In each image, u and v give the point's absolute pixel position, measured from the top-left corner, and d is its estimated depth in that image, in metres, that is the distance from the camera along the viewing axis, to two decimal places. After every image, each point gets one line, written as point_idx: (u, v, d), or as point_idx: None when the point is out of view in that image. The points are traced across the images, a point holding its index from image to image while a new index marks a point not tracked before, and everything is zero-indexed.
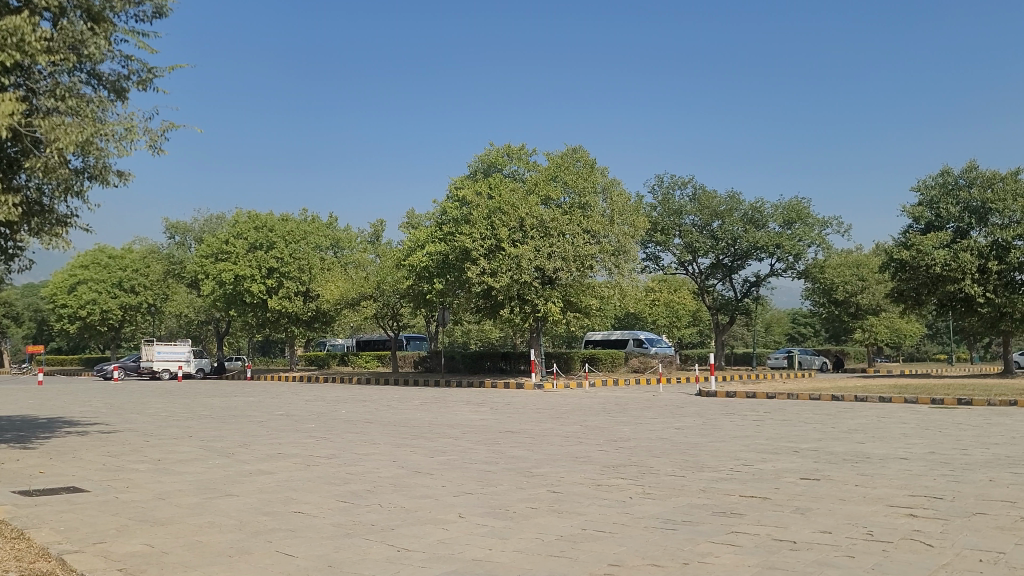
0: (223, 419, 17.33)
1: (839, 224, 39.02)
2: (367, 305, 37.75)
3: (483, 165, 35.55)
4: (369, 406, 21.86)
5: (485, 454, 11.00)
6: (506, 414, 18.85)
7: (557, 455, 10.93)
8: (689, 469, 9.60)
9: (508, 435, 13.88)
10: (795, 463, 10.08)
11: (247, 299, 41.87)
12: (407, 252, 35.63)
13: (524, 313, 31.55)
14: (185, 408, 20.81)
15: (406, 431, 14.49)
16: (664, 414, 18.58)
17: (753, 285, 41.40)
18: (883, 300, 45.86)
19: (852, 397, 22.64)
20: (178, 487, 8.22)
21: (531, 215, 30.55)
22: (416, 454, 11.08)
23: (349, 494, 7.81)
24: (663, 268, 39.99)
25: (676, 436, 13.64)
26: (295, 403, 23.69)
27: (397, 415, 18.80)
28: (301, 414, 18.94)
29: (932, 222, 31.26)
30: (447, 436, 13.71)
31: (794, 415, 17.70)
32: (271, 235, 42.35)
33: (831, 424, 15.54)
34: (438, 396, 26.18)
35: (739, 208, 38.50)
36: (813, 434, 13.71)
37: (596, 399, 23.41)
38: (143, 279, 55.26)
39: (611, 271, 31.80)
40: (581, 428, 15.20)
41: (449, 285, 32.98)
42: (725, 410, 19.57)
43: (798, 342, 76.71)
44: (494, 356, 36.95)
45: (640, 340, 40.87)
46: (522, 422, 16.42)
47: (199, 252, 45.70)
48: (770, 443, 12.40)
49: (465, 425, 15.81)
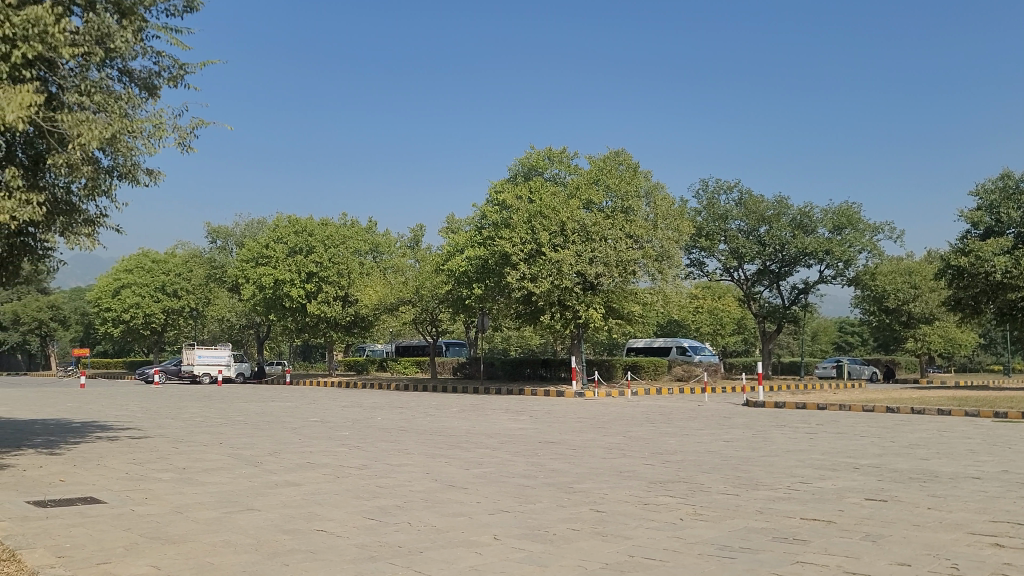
0: (256, 426, 16.96)
1: (892, 229, 37.88)
2: (406, 310, 37.40)
3: (524, 168, 35.06)
4: (405, 413, 21.42)
5: (523, 466, 10.43)
6: (545, 423, 18.26)
7: (600, 469, 10.30)
8: (743, 486, 8.92)
9: (548, 446, 13.29)
10: (858, 481, 9.34)
11: (287, 303, 41.86)
12: (447, 256, 35.26)
13: (565, 319, 30.97)
14: (220, 413, 20.54)
15: (442, 441, 13.97)
16: (711, 425, 17.83)
17: (800, 291, 40.37)
18: (937, 308, 44.45)
19: (908, 410, 21.68)
20: (197, 500, 7.75)
21: (572, 219, 29.96)
22: (452, 466, 10.53)
23: (377, 510, 7.27)
24: (708, 274, 39.13)
25: (725, 449, 12.92)
26: (332, 409, 23.34)
27: (434, 423, 18.30)
28: (336, 421, 18.52)
29: (992, 227, 30.09)
30: (483, 446, 13.17)
31: (849, 428, 16.84)
32: (311, 239, 42.32)
33: (890, 439, 14.68)
34: (476, 403, 25.69)
35: (787, 213, 37.55)
36: (873, 449, 12.91)
37: (639, 409, 22.73)
38: (185, 283, 55.73)
39: (654, 277, 31.07)
40: (625, 439, 14.54)
41: (489, 290, 32.50)
42: (775, 421, 18.75)
43: (845, 351, 75.03)
44: (534, 362, 36.37)
45: (683, 347, 40.06)
46: (563, 432, 15.81)
47: (240, 256, 45.81)
48: (828, 458, 11.64)
49: (503, 434, 15.25)
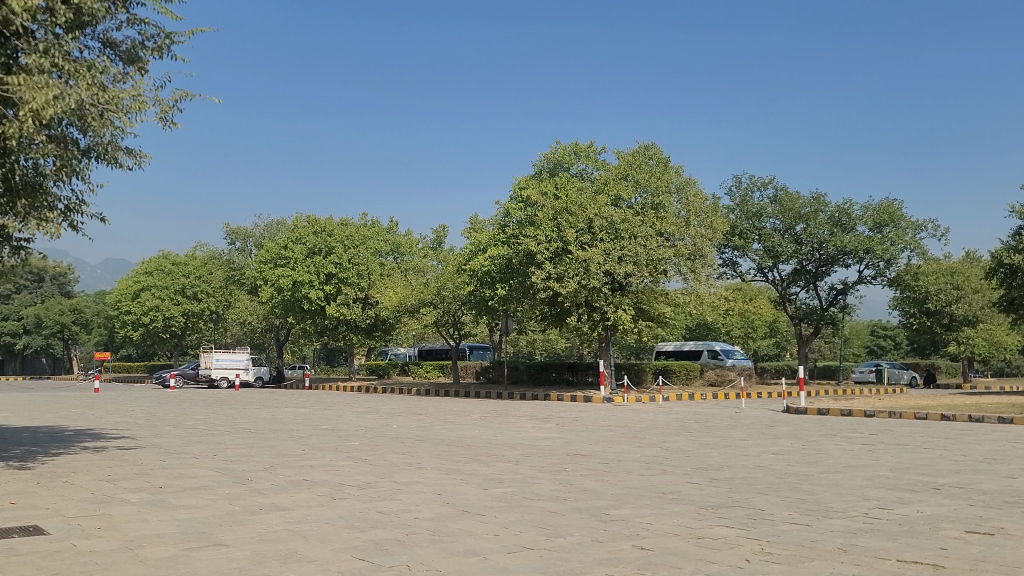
0: (260, 435, 15.66)
1: (936, 227, 36.13)
2: (427, 312, 36.19)
3: (549, 164, 33.67)
4: (423, 420, 20.13)
5: (549, 486, 9.06)
6: (573, 433, 16.88)
7: (639, 490, 8.90)
8: (813, 514, 7.47)
9: (577, 459, 11.91)
10: (948, 507, 7.87)
11: (306, 306, 40.73)
12: (469, 255, 33.97)
13: (592, 320, 29.55)
14: (228, 420, 19.37)
15: (459, 453, 12.62)
16: (753, 434, 16.35)
17: (839, 292, 38.68)
18: (981, 310, 42.59)
19: (964, 417, 20.06)
20: (157, 531, 6.43)
21: (600, 216, 28.55)
22: (466, 485, 9.18)
23: (370, 547, 5.91)
24: (741, 274, 37.56)
25: (777, 464, 11.44)
26: (347, 415, 22.10)
27: (453, 432, 16.98)
28: (349, 429, 17.27)
29: None
30: (505, 459, 11.80)
31: (909, 440, 15.30)
32: (330, 239, 41.22)
33: (960, 452, 13.14)
34: (500, 409, 24.35)
35: (825, 210, 35.90)
36: (946, 464, 11.39)
37: (673, 416, 21.22)
38: (205, 285, 54.98)
39: (687, 277, 29.59)
40: (662, 451, 13.11)
41: (513, 291, 31.20)
42: (822, 430, 17.25)
43: (878, 356, 73.15)
44: (560, 366, 35.05)
45: (714, 351, 38.52)
46: (593, 443, 14.42)
47: (258, 257, 44.81)
48: (900, 476, 10.14)
49: (528, 445, 13.92)
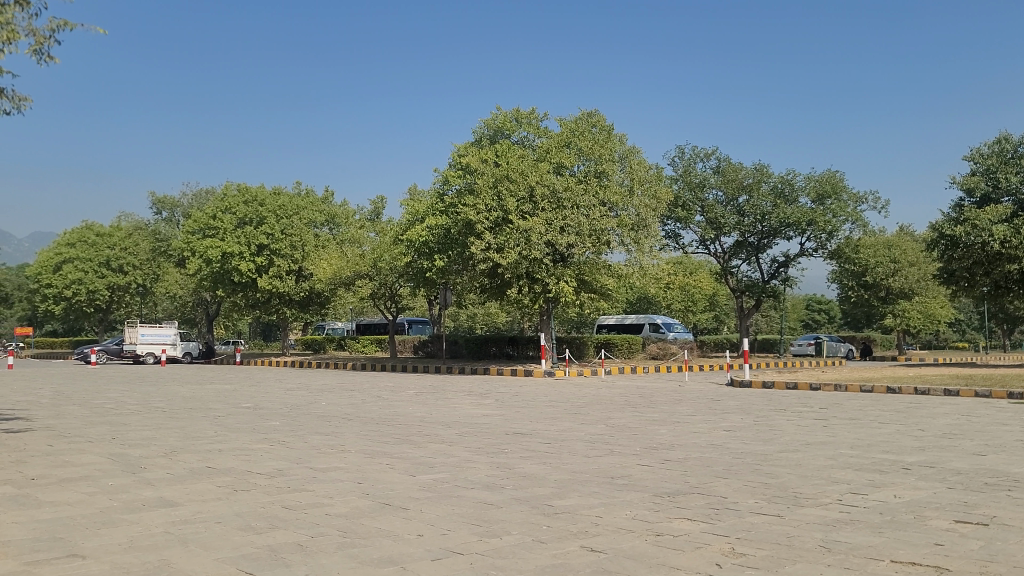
0: (172, 414, 14.35)
1: (877, 199, 36.04)
2: (363, 285, 34.92)
3: (489, 131, 32.49)
4: (353, 397, 18.96)
5: (484, 471, 8.08)
6: (513, 409, 15.94)
7: (585, 475, 7.95)
8: (781, 503, 6.62)
9: (516, 439, 10.95)
10: (927, 492, 7.10)
11: (236, 278, 38.96)
12: (407, 225, 32.69)
13: (533, 293, 28.69)
14: (142, 397, 17.96)
15: (387, 433, 11.56)
16: (700, 409, 15.61)
17: (780, 265, 38.42)
18: (917, 283, 42.87)
19: (911, 390, 19.65)
20: (3, 538, 5.28)
21: (542, 184, 27.60)
22: (390, 472, 8.13)
23: (263, 556, 4.84)
24: (683, 246, 37.00)
25: (731, 442, 10.62)
26: (274, 392, 20.83)
27: (386, 409, 15.89)
28: (273, 407, 16.06)
29: (988, 194, 28.09)
30: (438, 440, 10.78)
31: (862, 413, 14.71)
32: (261, 209, 39.53)
33: (918, 426, 12.53)
34: (437, 385, 23.31)
35: (767, 181, 35.45)
36: (907, 440, 10.70)
37: (616, 391, 20.44)
38: (131, 257, 52.56)
39: (630, 248, 28.83)
40: (607, 429, 12.22)
41: (451, 262, 30.06)
42: (770, 404, 16.62)
43: (812, 329, 74.08)
44: (499, 340, 34.16)
45: (656, 325, 37.99)
46: (534, 420, 13.47)
47: (185, 228, 42.74)
48: (863, 454, 9.41)
49: (464, 424, 12.92)
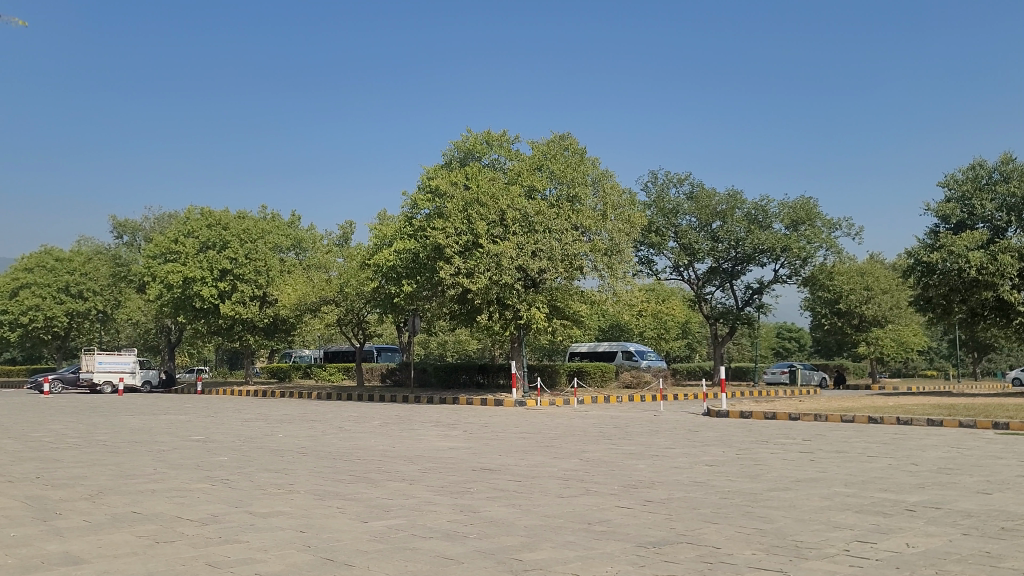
0: (113, 448, 13.32)
1: (850, 226, 35.74)
2: (329, 311, 33.93)
3: (459, 153, 31.77)
4: (315, 428, 17.97)
5: (446, 516, 7.19)
6: (482, 441, 15.06)
7: (560, 521, 7.09)
8: (782, 555, 5.80)
9: (483, 476, 10.07)
10: (942, 539, 6.32)
11: (198, 304, 37.80)
12: (374, 250, 31.81)
13: (504, 319, 27.89)
14: (86, 429, 16.84)
15: (343, 469, 10.62)
16: (678, 441, 14.82)
17: (754, 292, 37.93)
18: (890, 311, 42.61)
19: (893, 420, 19.01)
20: None
21: (513, 208, 26.88)
22: (340, 517, 7.21)
23: None
24: (656, 273, 36.41)
25: (715, 479, 9.83)
26: (231, 423, 19.78)
27: (346, 442, 14.95)
28: (225, 440, 15.04)
29: (964, 221, 27.76)
30: (398, 478, 9.87)
31: (849, 446, 13.98)
32: (225, 233, 38.44)
33: (911, 460, 11.80)
34: (403, 414, 22.35)
35: (741, 207, 35.04)
36: (904, 477, 9.95)
37: (589, 421, 19.62)
38: (92, 283, 51.02)
39: (603, 273, 28.13)
40: (582, 464, 11.36)
41: (419, 287, 29.19)
42: (751, 435, 15.85)
43: (783, 357, 73.83)
44: (470, 368, 33.25)
45: (629, 352, 37.31)
46: (503, 454, 12.60)
47: (146, 252, 41.51)
48: (860, 494, 8.62)
49: (428, 458, 12.01)
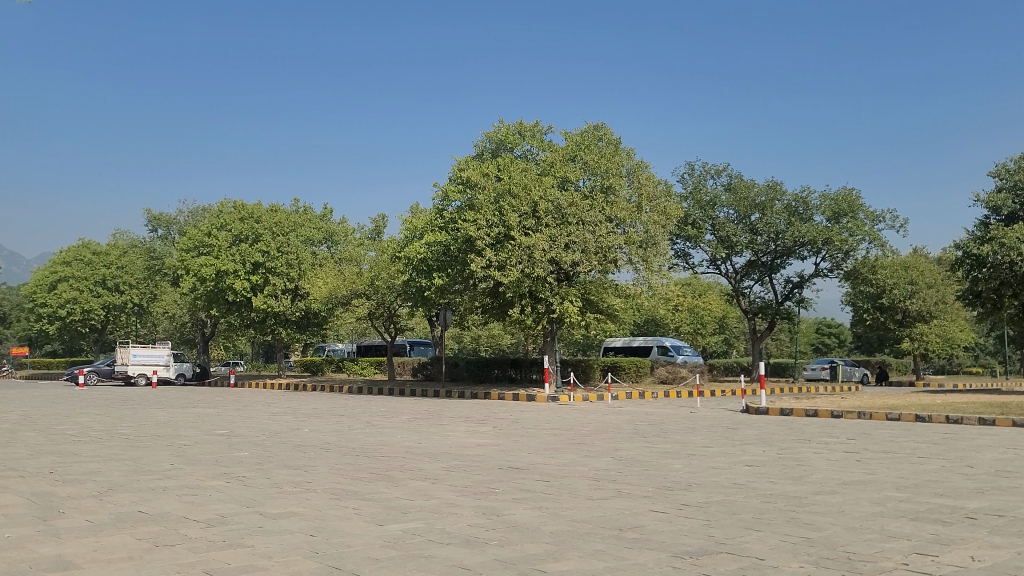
0: (135, 442, 13.05)
1: (894, 218, 34.74)
2: (360, 304, 33.71)
3: (491, 144, 31.30)
4: (342, 423, 17.62)
5: (467, 520, 6.72)
6: (512, 438, 14.58)
7: (589, 526, 6.57)
8: (834, 568, 5.24)
9: (510, 476, 9.59)
10: (1012, 553, 5.71)
11: (230, 297, 37.81)
12: (406, 242, 31.48)
13: (536, 313, 27.41)
14: (111, 422, 16.65)
15: (365, 467, 10.19)
16: (716, 440, 14.22)
17: (794, 286, 37.04)
18: (934, 306, 41.43)
19: (941, 418, 18.22)
20: None
21: (546, 199, 26.36)
22: (353, 520, 6.77)
23: None
24: (693, 266, 35.68)
25: (756, 481, 9.25)
26: (259, 417, 19.50)
27: (373, 438, 14.56)
28: (249, 434, 14.74)
29: (1016, 212, 26.71)
30: (421, 476, 9.42)
31: (897, 446, 13.29)
32: (257, 226, 38.38)
33: (965, 462, 11.11)
34: (433, 409, 21.96)
35: (781, 199, 34.17)
36: (960, 480, 9.29)
37: (623, 418, 19.07)
38: (128, 276, 51.32)
39: (638, 266, 27.50)
40: (615, 463, 10.84)
41: (450, 281, 28.79)
42: (792, 434, 15.20)
43: (823, 353, 72.50)
44: (502, 362, 32.81)
45: (664, 347, 36.63)
46: (533, 452, 12.11)
47: (179, 245, 41.59)
48: (914, 499, 8.00)
49: (454, 456, 11.57)
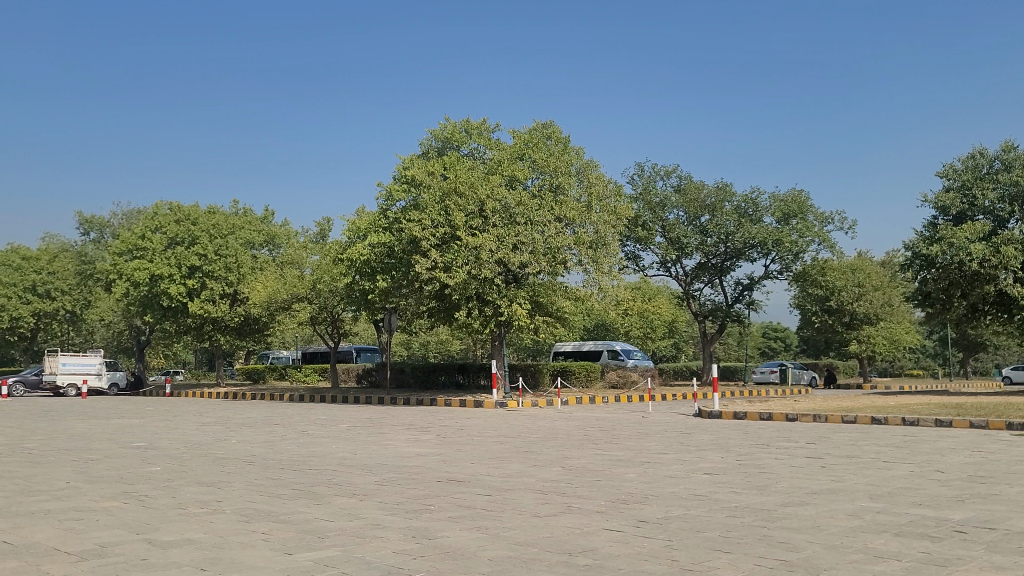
0: (36, 458, 11.81)
1: (843, 220, 34.58)
2: (301, 308, 32.52)
3: (437, 143, 30.37)
4: (275, 433, 16.49)
5: (393, 546, 5.77)
6: (455, 447, 13.63)
7: (534, 551, 5.65)
8: None
9: (449, 490, 8.64)
10: None
11: (165, 302, 36.23)
12: (348, 244, 30.36)
13: (484, 316, 26.50)
14: (20, 436, 15.29)
15: (288, 482, 9.16)
16: (671, 446, 13.43)
17: (744, 288, 36.70)
18: (881, 309, 41.50)
19: (898, 420, 17.72)
20: None
21: (493, 198, 25.48)
22: (258, 548, 5.78)
23: None
24: (643, 268, 35.13)
25: (718, 492, 8.44)
26: (186, 428, 18.26)
27: (305, 449, 13.48)
28: (170, 447, 13.55)
29: (965, 212, 26.58)
30: (347, 493, 8.41)
31: (859, 450, 12.67)
32: (194, 228, 36.88)
33: (934, 467, 10.46)
34: (375, 417, 20.91)
35: (731, 200, 33.80)
36: (935, 487, 8.61)
37: (573, 424, 18.23)
38: (60, 281, 49.14)
39: (588, 268, 26.74)
40: (564, 473, 9.97)
41: (394, 284, 27.77)
42: (750, 439, 14.48)
43: (770, 357, 72.80)
44: (449, 368, 31.82)
45: (615, 351, 36.01)
46: (476, 462, 11.17)
47: (111, 249, 39.80)
48: (893, 510, 7.26)
49: (390, 468, 10.57)
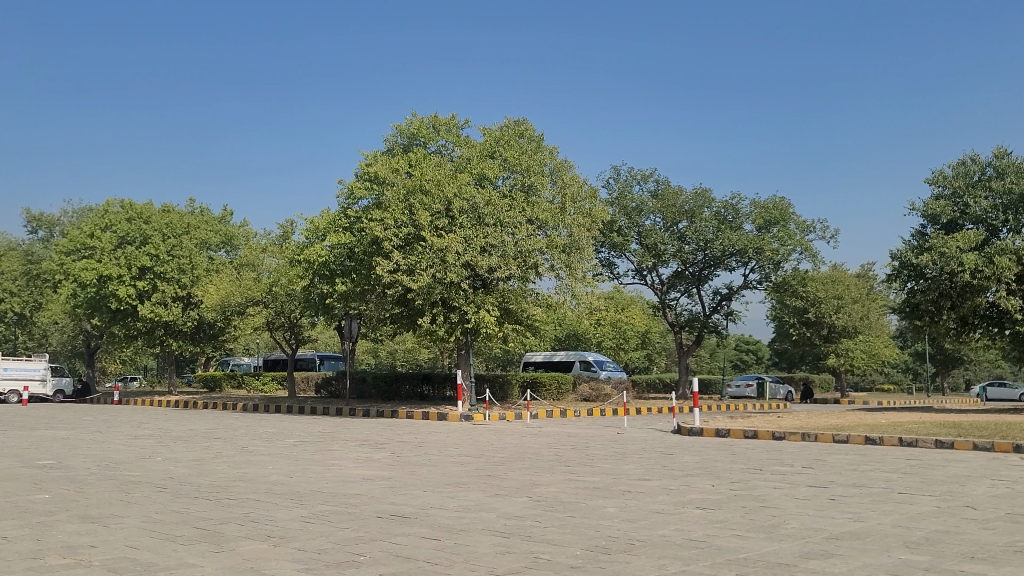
0: None
1: (825, 228, 33.40)
2: (256, 313, 30.72)
3: (403, 140, 28.82)
4: (209, 450, 14.72)
5: None
6: (408, 469, 11.98)
7: None
8: None
9: (389, 532, 6.98)
10: None
11: (114, 305, 34.25)
12: (306, 244, 28.67)
13: (449, 323, 24.89)
14: None
15: (195, 518, 7.46)
16: (652, 471, 11.85)
17: (722, 298, 35.40)
18: (860, 322, 40.38)
19: (893, 441, 16.32)
20: None
21: (461, 197, 23.92)
22: None
23: None
24: (619, 276, 33.71)
25: (719, 536, 6.89)
26: (114, 442, 16.39)
27: (237, 470, 11.76)
28: (78, 467, 11.73)
29: (955, 220, 25.42)
30: (260, 536, 6.74)
31: (864, 477, 11.20)
32: (146, 227, 34.89)
33: (960, 500, 8.97)
34: (327, 431, 19.17)
35: (710, 206, 32.50)
36: (977, 531, 7.13)
37: (542, 441, 16.64)
38: (7, 282, 46.79)
39: (561, 273, 25.17)
40: (531, 507, 8.38)
41: (354, 287, 26.11)
42: (740, 462, 12.97)
43: (742, 370, 71.72)
44: (413, 378, 30.15)
45: (586, 362, 34.57)
46: (429, 490, 9.53)
47: (58, 249, 37.69)
48: (944, 567, 5.74)
49: (325, 498, 8.90)
